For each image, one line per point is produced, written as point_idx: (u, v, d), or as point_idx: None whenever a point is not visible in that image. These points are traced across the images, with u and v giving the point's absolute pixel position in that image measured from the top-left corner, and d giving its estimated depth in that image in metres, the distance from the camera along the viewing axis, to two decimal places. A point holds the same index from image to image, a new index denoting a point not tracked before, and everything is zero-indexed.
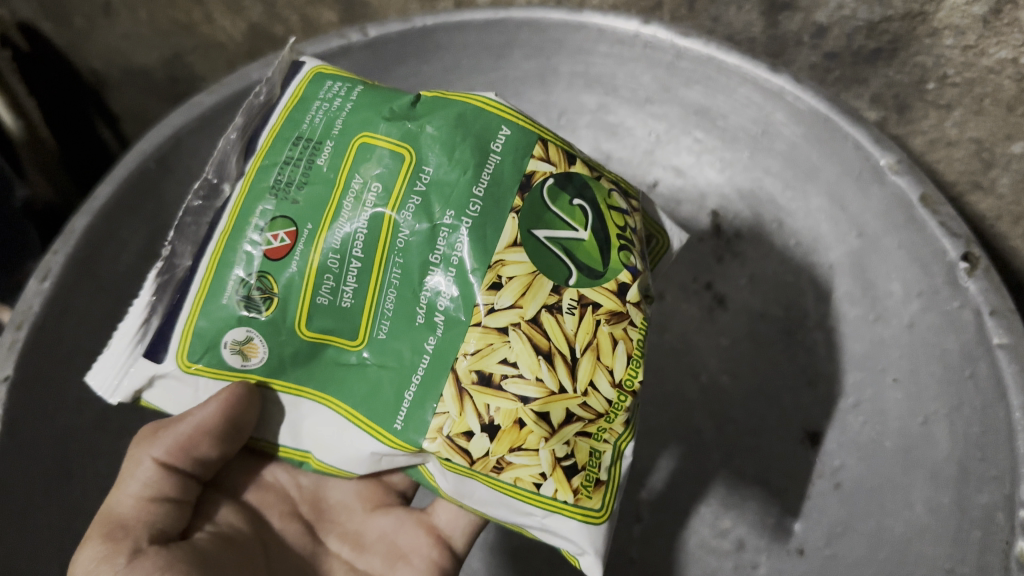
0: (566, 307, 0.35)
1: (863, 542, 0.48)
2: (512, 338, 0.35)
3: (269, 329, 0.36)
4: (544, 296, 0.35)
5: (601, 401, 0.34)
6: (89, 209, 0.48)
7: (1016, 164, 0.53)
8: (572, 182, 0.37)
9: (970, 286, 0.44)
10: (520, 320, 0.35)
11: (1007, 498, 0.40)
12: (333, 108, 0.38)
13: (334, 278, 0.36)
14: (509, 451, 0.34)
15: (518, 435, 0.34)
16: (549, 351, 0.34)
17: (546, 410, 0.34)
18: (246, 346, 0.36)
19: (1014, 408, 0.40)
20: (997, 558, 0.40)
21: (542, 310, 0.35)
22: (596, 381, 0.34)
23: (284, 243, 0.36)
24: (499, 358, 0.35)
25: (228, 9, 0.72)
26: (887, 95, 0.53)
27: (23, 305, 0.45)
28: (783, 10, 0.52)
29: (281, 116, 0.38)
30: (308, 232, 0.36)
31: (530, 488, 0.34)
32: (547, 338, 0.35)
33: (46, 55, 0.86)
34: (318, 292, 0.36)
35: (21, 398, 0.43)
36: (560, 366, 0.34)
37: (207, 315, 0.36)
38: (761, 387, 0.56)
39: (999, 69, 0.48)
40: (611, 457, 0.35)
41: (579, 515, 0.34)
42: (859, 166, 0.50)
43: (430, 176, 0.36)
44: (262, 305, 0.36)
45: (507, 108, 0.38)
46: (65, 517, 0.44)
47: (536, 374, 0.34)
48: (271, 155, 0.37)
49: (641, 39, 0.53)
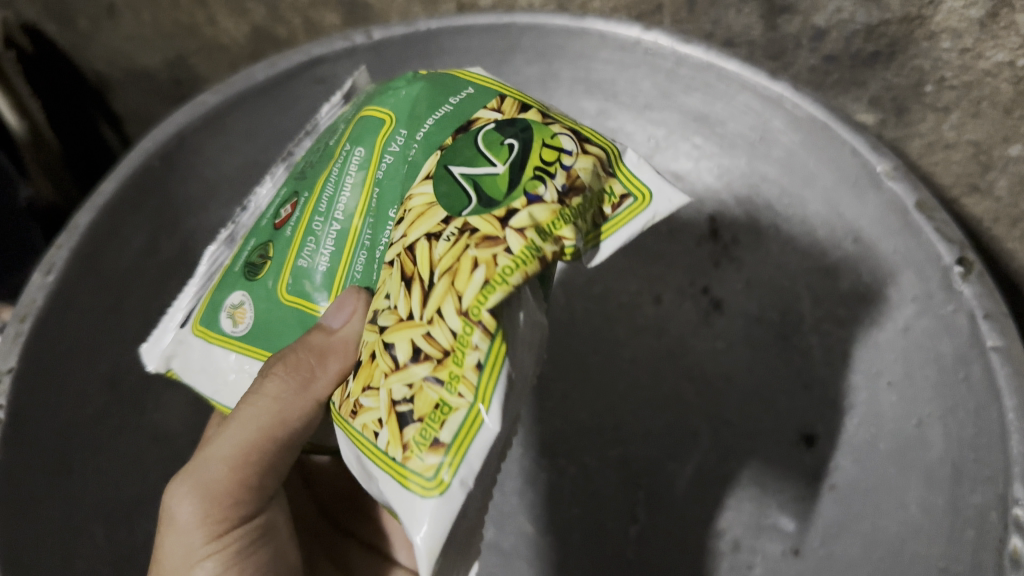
0: (446, 234, 0.31)
1: (857, 543, 0.48)
2: (391, 270, 0.32)
3: (258, 293, 0.40)
4: (430, 225, 0.32)
5: (446, 333, 0.29)
6: (93, 207, 0.49)
7: (1014, 166, 0.53)
8: (513, 126, 0.35)
9: (965, 290, 0.44)
10: (401, 251, 0.32)
11: (999, 497, 0.40)
12: (359, 100, 0.43)
13: (314, 241, 0.40)
14: (358, 392, 0.31)
15: (367, 371, 0.30)
16: (411, 277, 0.31)
17: (392, 341, 0.30)
18: (237, 310, 0.40)
19: (1007, 410, 0.40)
20: (988, 556, 0.40)
21: (421, 238, 0.32)
22: (445, 308, 0.29)
23: (286, 214, 0.41)
24: (380, 295, 0.32)
25: (232, 11, 0.73)
26: (885, 98, 0.53)
27: (26, 298, 0.45)
28: (782, 13, 0.52)
29: (334, 120, 0.45)
30: (303, 200, 0.41)
31: (368, 437, 0.29)
32: (414, 264, 0.31)
33: (50, 57, 0.87)
34: (301, 255, 0.40)
35: (26, 391, 0.44)
36: (416, 292, 0.30)
37: (223, 285, 0.41)
38: (759, 390, 0.57)
39: (996, 72, 0.48)
40: (466, 418, 0.28)
41: (409, 480, 0.28)
42: (856, 172, 0.49)
43: (399, 139, 0.38)
44: (259, 269, 0.41)
45: (484, 76, 0.40)
46: (66, 511, 0.44)
47: (395, 303, 0.31)
48: (311, 150, 0.44)
49: (642, 46, 0.53)
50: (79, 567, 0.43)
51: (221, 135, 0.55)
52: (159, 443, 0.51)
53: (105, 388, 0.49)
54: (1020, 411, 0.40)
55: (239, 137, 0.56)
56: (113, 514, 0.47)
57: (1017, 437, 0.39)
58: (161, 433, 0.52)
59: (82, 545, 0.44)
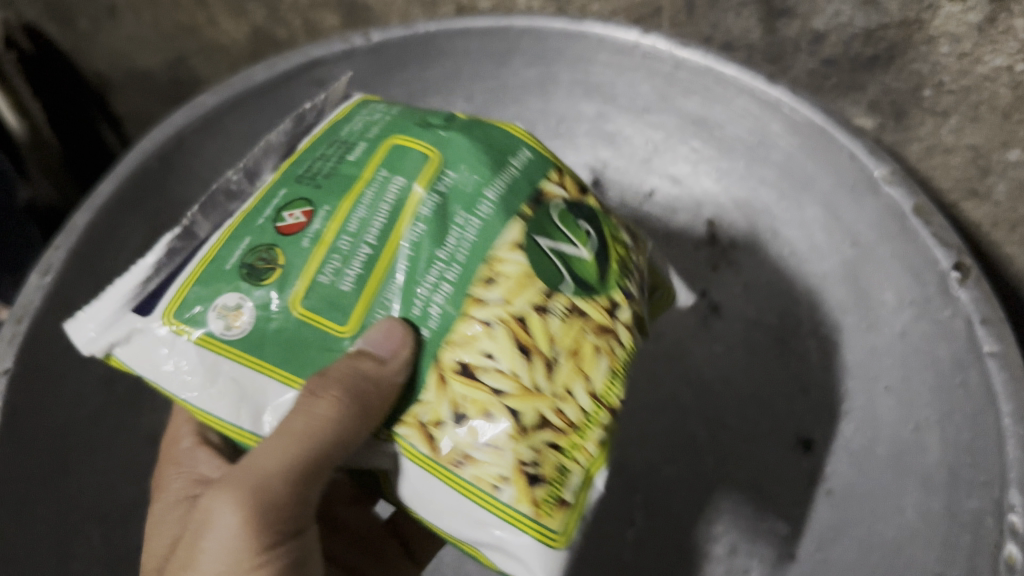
0: (554, 310, 0.34)
1: (855, 547, 0.47)
2: (495, 331, 0.34)
3: (262, 303, 0.35)
4: (532, 294, 0.34)
5: (574, 409, 0.33)
6: (90, 208, 0.49)
7: (1012, 171, 0.53)
8: (581, 210, 0.38)
9: (961, 295, 0.44)
10: (506, 316, 0.34)
11: (995, 503, 0.40)
12: (373, 117, 0.40)
13: (340, 259, 0.35)
14: (471, 446, 0.32)
15: (483, 429, 0.33)
16: (531, 350, 0.33)
17: (520, 408, 0.33)
18: (232, 313, 0.35)
19: (1003, 415, 0.40)
20: (985, 561, 0.40)
21: (528, 307, 0.34)
22: (573, 388, 0.33)
23: (299, 220, 0.36)
24: (481, 349, 0.33)
25: (232, 12, 0.73)
26: (884, 102, 0.53)
27: (23, 299, 0.45)
28: (781, 17, 0.52)
29: (326, 126, 0.40)
30: (324, 212, 0.36)
31: (488, 490, 0.32)
32: (530, 336, 0.34)
33: (51, 57, 0.87)
34: (321, 271, 0.35)
35: (23, 392, 0.44)
36: (540, 364, 0.33)
37: (204, 280, 0.36)
38: (755, 394, 0.56)
39: (995, 77, 0.48)
40: (579, 481, 0.33)
41: (528, 524, 0.32)
42: (853, 177, 0.49)
43: (449, 181, 0.36)
44: (263, 274, 0.35)
45: (528, 138, 0.39)
46: (60, 512, 0.44)
47: (512, 368, 0.33)
48: (306, 155, 0.39)
49: (640, 49, 0.53)
50: (73, 568, 0.43)
51: (220, 136, 0.55)
52: (156, 444, 0.51)
53: (102, 389, 0.49)
54: (1017, 418, 0.40)
55: (237, 138, 0.56)
56: (109, 516, 0.47)
57: (1014, 442, 0.39)
58: (159, 435, 0.52)
59: (78, 547, 0.44)
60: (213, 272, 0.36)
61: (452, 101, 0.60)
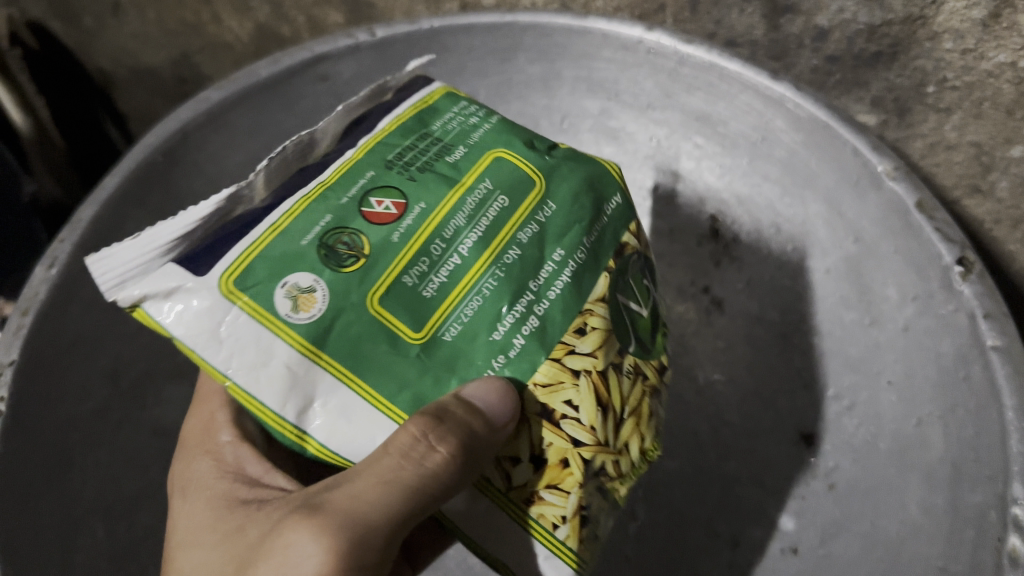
0: (625, 369, 0.37)
1: (857, 542, 0.48)
2: (580, 381, 0.35)
3: (341, 286, 0.34)
4: (613, 354, 0.37)
5: (627, 463, 0.37)
6: (95, 201, 0.49)
7: (1015, 168, 0.53)
8: (642, 266, 0.41)
9: (965, 290, 0.44)
10: (592, 369, 0.36)
11: (999, 497, 0.40)
12: (468, 121, 0.41)
13: (429, 263, 0.36)
14: (543, 487, 0.35)
15: (558, 474, 0.35)
16: (608, 406, 0.36)
17: (592, 458, 0.35)
18: (303, 295, 0.34)
19: (1007, 409, 0.40)
20: (988, 555, 0.40)
21: (610, 366, 0.36)
22: (630, 444, 0.37)
23: (391, 210, 0.37)
24: (564, 399, 0.35)
25: (237, 9, 0.73)
26: (887, 98, 0.54)
27: (29, 291, 0.45)
28: (785, 13, 0.52)
29: (412, 110, 0.41)
30: (418, 209, 0.37)
31: (547, 526, 0.35)
32: (609, 393, 0.36)
33: (56, 55, 0.87)
34: (407, 271, 0.35)
35: (27, 384, 0.44)
36: (612, 422, 0.36)
37: (282, 246, 0.35)
38: (757, 390, 0.57)
39: (998, 73, 0.48)
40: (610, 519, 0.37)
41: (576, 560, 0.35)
42: (856, 173, 0.49)
43: (548, 214, 0.38)
44: (347, 260, 0.35)
45: (622, 180, 0.42)
46: (65, 505, 0.44)
47: (592, 422, 0.35)
48: (393, 137, 0.40)
49: (644, 45, 0.53)
50: (77, 561, 0.43)
51: (225, 131, 0.55)
52: (159, 436, 0.51)
53: (107, 382, 0.49)
54: (1020, 411, 0.40)
55: (243, 133, 0.56)
56: (113, 510, 0.47)
57: (1017, 436, 0.39)
58: (161, 427, 0.52)
59: (82, 539, 0.44)
60: (293, 252, 0.35)
61: None
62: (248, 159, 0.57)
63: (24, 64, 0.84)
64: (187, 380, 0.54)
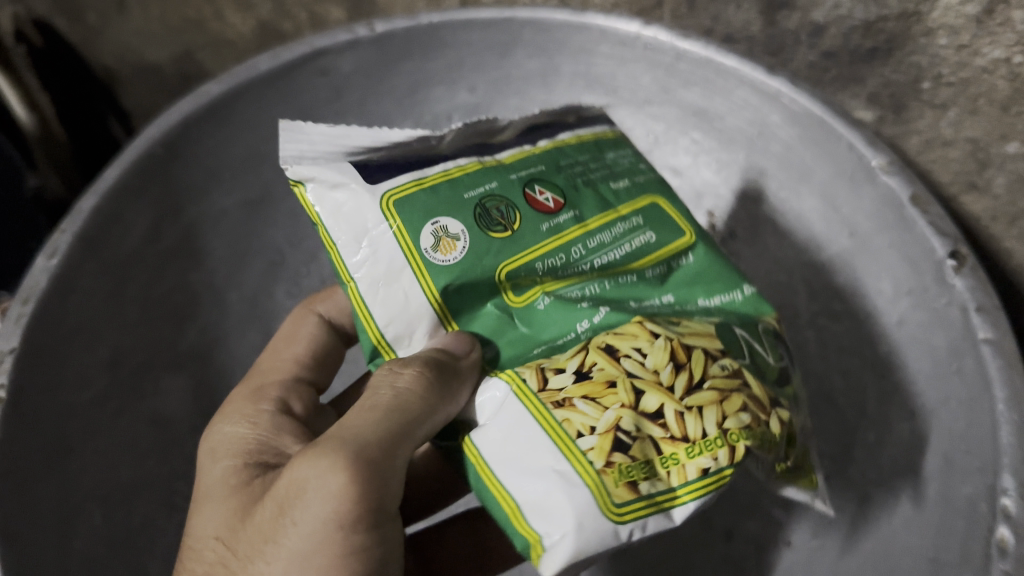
0: (721, 364, 0.34)
1: (848, 535, 0.48)
2: (656, 338, 0.35)
3: (478, 249, 0.39)
4: (706, 343, 0.35)
5: (653, 396, 0.33)
6: (96, 192, 0.49)
7: (1011, 164, 0.53)
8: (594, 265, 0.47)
9: (956, 283, 0.44)
10: (672, 337, 0.35)
11: (989, 488, 0.40)
12: (626, 163, 0.45)
13: (562, 260, 0.40)
14: (580, 396, 0.33)
15: (598, 390, 0.33)
16: (683, 362, 0.34)
17: (643, 392, 0.33)
18: (444, 240, 0.38)
19: (997, 401, 0.41)
20: (977, 545, 0.40)
21: (700, 351, 0.34)
22: (704, 410, 0.33)
23: (548, 201, 0.41)
24: (634, 344, 0.35)
25: (240, 6, 0.74)
26: (883, 94, 0.54)
27: (29, 280, 0.46)
28: (781, 9, 0.52)
29: (572, 140, 0.45)
30: (569, 209, 0.41)
31: (441, 248, 0.38)
32: (688, 355, 0.34)
33: (59, 51, 0.87)
34: (540, 261, 0.39)
35: (26, 372, 0.44)
36: (681, 379, 0.33)
37: (457, 190, 0.40)
38: None
39: (993, 69, 0.48)
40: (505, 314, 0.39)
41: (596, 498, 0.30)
42: (851, 166, 0.49)
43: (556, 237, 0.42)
44: (505, 224, 0.39)
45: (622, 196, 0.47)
46: (63, 492, 0.44)
47: (658, 369, 0.34)
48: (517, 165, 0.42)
49: (641, 40, 0.54)
50: (77, 547, 0.44)
51: (227, 125, 0.55)
52: (158, 427, 0.52)
53: (106, 371, 0.49)
54: (1010, 403, 0.40)
55: (243, 127, 0.56)
56: (111, 497, 0.47)
57: (1007, 427, 0.40)
58: (160, 417, 0.52)
59: (80, 526, 0.44)
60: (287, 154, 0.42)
61: (455, 92, 0.60)
62: (246, 152, 0.57)
63: (27, 60, 0.84)
64: (184, 370, 0.55)
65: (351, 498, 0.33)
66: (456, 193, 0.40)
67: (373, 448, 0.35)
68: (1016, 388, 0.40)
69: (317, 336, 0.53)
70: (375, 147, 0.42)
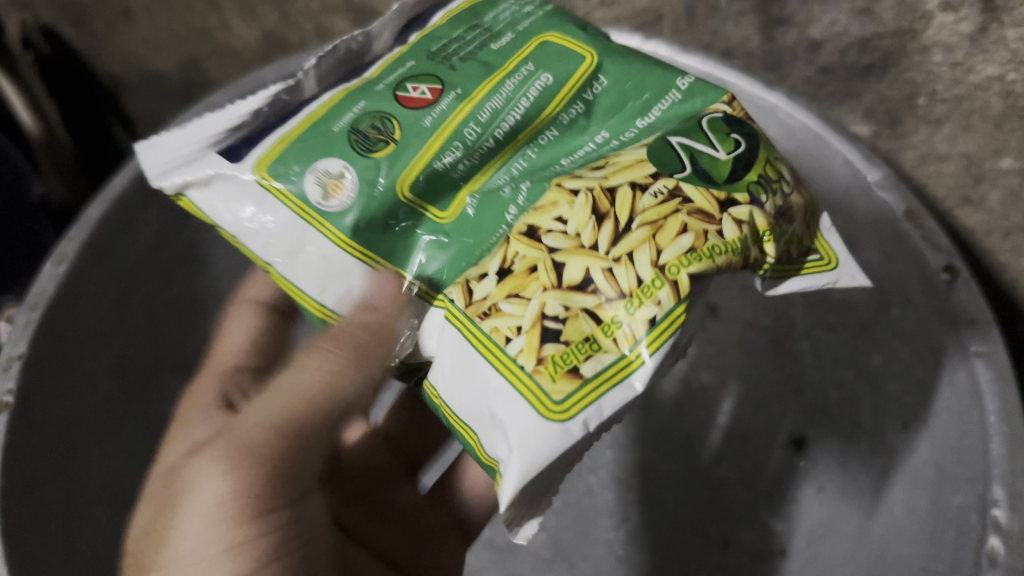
0: (654, 190, 0.32)
1: (843, 545, 0.49)
2: (578, 197, 0.32)
3: (367, 168, 0.35)
4: (637, 175, 0.33)
5: (575, 269, 0.31)
6: (104, 200, 0.49)
7: (1003, 179, 0.54)
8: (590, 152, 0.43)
9: (949, 298, 0.45)
10: (596, 187, 0.33)
11: (980, 500, 0.40)
12: (524, 11, 0.40)
13: (464, 145, 0.36)
14: (504, 298, 0.31)
15: (522, 281, 0.31)
16: (605, 214, 0.32)
17: (565, 262, 0.31)
18: (334, 181, 0.35)
19: (989, 414, 0.41)
20: (966, 555, 0.40)
21: (626, 184, 0.32)
22: (636, 254, 0.31)
23: (426, 95, 0.37)
24: (556, 215, 0.32)
25: (246, 16, 0.74)
26: (879, 110, 0.55)
27: (37, 288, 0.46)
28: (779, 25, 0.53)
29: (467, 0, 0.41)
30: (455, 93, 0.37)
31: (340, 187, 0.35)
32: (611, 202, 0.32)
33: (65, 59, 0.88)
34: (441, 155, 0.36)
35: (34, 378, 0.44)
36: (607, 228, 0.31)
37: (321, 127, 0.36)
38: (750, 395, 0.58)
39: (986, 86, 0.49)
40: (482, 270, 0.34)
41: (529, 393, 0.29)
42: (846, 184, 0.51)
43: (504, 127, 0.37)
44: (381, 143, 0.36)
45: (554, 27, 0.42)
46: (69, 496, 0.45)
47: (580, 230, 0.32)
48: (395, 63, 0.38)
49: (642, 55, 0.55)
50: (81, 550, 0.44)
51: None
52: (158, 431, 0.53)
53: (111, 377, 0.50)
54: (1000, 416, 0.41)
55: None
56: (115, 502, 0.48)
57: (998, 439, 0.40)
58: (161, 421, 0.53)
59: (85, 529, 0.45)
60: None
61: None
62: None
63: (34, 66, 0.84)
64: (187, 377, 0.56)
65: (231, 490, 0.33)
66: (324, 127, 0.36)
67: (256, 435, 0.34)
68: (1006, 401, 0.41)
69: (255, 320, 0.52)
70: (234, 126, 0.38)
